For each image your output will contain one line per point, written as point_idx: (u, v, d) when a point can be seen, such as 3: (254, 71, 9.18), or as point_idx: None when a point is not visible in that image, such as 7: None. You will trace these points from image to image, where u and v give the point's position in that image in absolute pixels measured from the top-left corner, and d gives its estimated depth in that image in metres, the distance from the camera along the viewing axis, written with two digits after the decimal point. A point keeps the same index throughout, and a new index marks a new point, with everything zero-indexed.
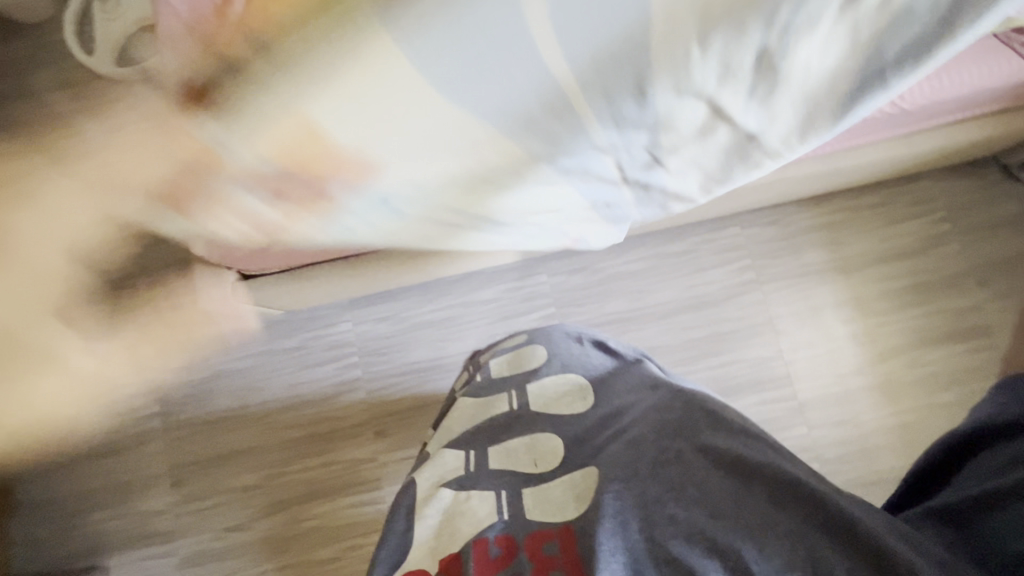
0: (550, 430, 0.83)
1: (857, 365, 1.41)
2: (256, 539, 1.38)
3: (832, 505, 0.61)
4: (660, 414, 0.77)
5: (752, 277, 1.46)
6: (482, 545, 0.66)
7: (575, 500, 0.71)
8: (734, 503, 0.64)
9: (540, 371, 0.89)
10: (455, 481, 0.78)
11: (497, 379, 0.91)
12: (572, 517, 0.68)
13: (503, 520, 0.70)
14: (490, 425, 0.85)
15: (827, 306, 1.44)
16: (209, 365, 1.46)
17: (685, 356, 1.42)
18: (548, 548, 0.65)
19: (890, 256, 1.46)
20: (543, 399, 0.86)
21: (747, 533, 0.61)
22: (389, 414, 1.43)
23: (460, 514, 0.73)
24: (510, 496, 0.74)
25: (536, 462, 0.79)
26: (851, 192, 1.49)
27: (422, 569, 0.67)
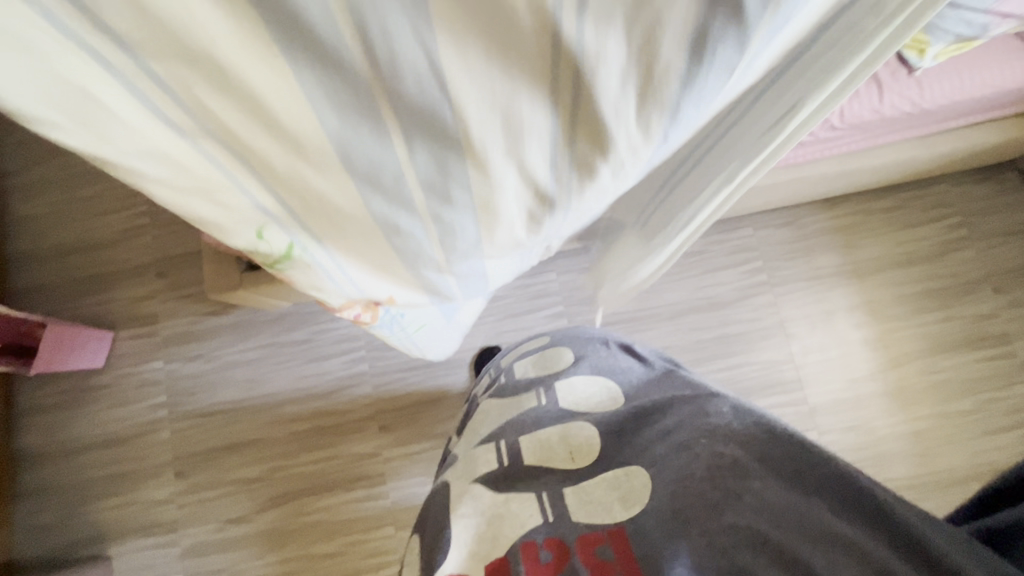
0: (582, 424, 0.81)
1: (870, 370, 1.39)
2: (259, 531, 1.37)
3: (896, 519, 0.61)
4: (706, 415, 0.74)
5: (764, 279, 1.44)
6: (531, 549, 0.64)
7: (622, 500, 0.70)
8: (794, 510, 0.63)
9: (568, 371, 0.90)
10: (489, 478, 0.76)
11: (525, 380, 0.92)
12: (623, 518, 0.67)
13: (548, 522, 0.68)
14: (523, 420, 0.84)
15: (841, 310, 1.42)
16: (216, 356, 1.45)
17: (695, 358, 1.41)
18: (602, 551, 0.63)
19: (905, 260, 1.44)
20: (574, 396, 0.86)
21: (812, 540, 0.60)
22: (395, 409, 1.43)
23: (500, 519, 0.70)
24: (551, 497, 0.72)
25: (573, 457, 0.78)
26: (867, 195, 1.47)
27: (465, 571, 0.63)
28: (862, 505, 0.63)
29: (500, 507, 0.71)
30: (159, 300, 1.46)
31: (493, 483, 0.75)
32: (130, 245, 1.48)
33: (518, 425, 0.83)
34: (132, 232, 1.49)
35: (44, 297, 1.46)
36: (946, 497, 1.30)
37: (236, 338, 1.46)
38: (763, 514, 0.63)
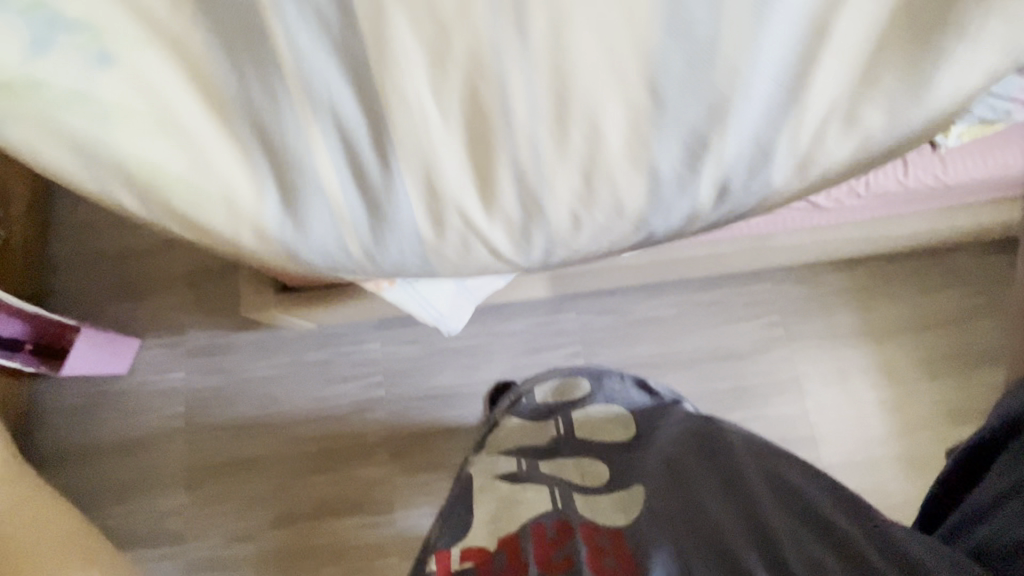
0: (595, 455, 0.81)
1: (884, 433, 1.39)
2: (262, 550, 1.37)
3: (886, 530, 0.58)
4: (693, 437, 0.78)
5: (781, 333, 1.46)
6: (540, 527, 0.65)
7: (623, 508, 0.67)
8: (785, 518, 0.61)
9: (587, 400, 0.92)
10: (509, 479, 0.77)
11: (545, 407, 0.94)
12: (623, 523, 0.64)
13: (557, 508, 0.68)
14: (540, 444, 0.85)
15: (856, 369, 1.43)
16: (237, 371, 1.48)
17: (708, 408, 1.41)
18: (601, 540, 0.61)
19: (921, 325, 1.46)
20: (589, 425, 0.87)
21: (796, 540, 0.57)
22: (408, 436, 1.44)
23: (517, 504, 0.71)
24: (563, 492, 0.72)
25: (582, 476, 0.76)
26: (885, 258, 1.50)
27: (481, 547, 0.66)
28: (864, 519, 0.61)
29: (515, 494, 0.73)
30: (187, 311, 1.50)
31: (511, 479, 0.77)
32: (164, 256, 1.53)
33: (537, 452, 0.84)
34: (168, 243, 1.54)
35: (77, 301, 1.50)
36: None
37: (257, 354, 1.49)
38: (755, 516, 0.61)
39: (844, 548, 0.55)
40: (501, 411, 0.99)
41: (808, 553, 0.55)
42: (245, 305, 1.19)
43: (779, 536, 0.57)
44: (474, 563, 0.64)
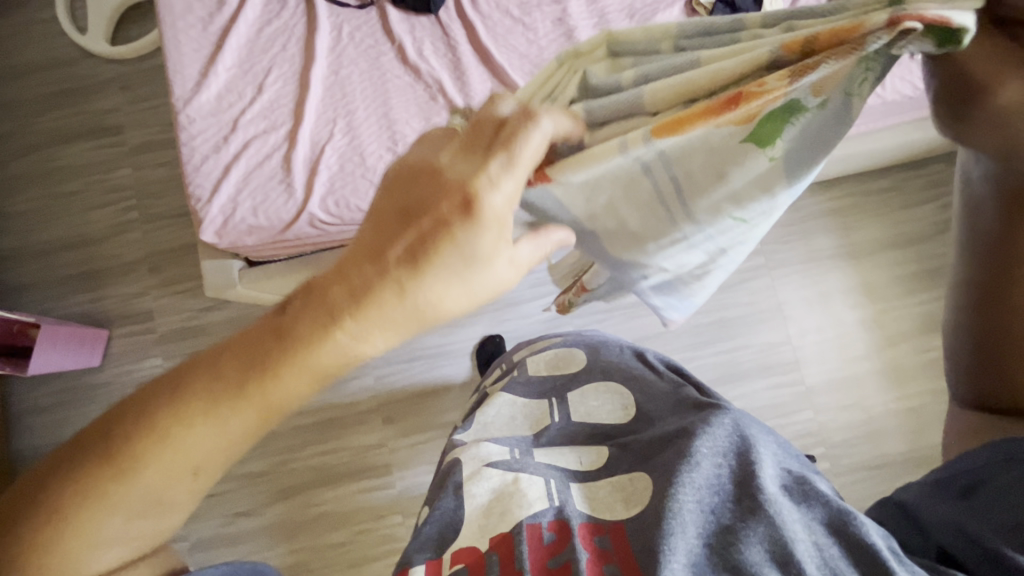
0: (594, 437, 0.80)
1: (865, 350, 1.41)
2: (266, 524, 1.39)
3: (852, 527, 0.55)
4: (705, 434, 0.67)
5: (761, 262, 1.45)
6: (536, 529, 0.62)
7: (624, 500, 0.68)
8: (801, 517, 0.57)
9: (584, 375, 0.87)
10: (501, 463, 0.75)
11: (537, 379, 0.88)
12: (623, 517, 0.65)
13: (553, 504, 0.67)
14: (533, 434, 0.82)
15: (836, 291, 1.44)
16: None
17: (692, 343, 1.43)
18: (601, 541, 0.62)
19: (898, 241, 1.46)
20: (586, 407, 0.83)
21: (817, 546, 0.54)
22: (397, 400, 1.43)
23: (510, 494, 0.69)
24: (559, 485, 0.71)
25: (581, 460, 0.77)
26: (862, 176, 1.48)
27: (474, 547, 0.65)
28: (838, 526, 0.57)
29: (509, 484, 0.70)
30: (154, 296, 1.47)
31: (504, 467, 0.73)
32: (122, 240, 1.49)
33: (534, 440, 0.81)
34: (123, 226, 1.50)
35: (37, 294, 1.47)
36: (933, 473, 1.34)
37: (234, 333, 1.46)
38: (773, 520, 0.55)
39: (865, 557, 0.53)
40: (495, 381, 0.96)
41: (828, 565, 0.53)
42: (205, 285, 1.13)
43: (802, 549, 0.53)
44: (466, 564, 0.63)
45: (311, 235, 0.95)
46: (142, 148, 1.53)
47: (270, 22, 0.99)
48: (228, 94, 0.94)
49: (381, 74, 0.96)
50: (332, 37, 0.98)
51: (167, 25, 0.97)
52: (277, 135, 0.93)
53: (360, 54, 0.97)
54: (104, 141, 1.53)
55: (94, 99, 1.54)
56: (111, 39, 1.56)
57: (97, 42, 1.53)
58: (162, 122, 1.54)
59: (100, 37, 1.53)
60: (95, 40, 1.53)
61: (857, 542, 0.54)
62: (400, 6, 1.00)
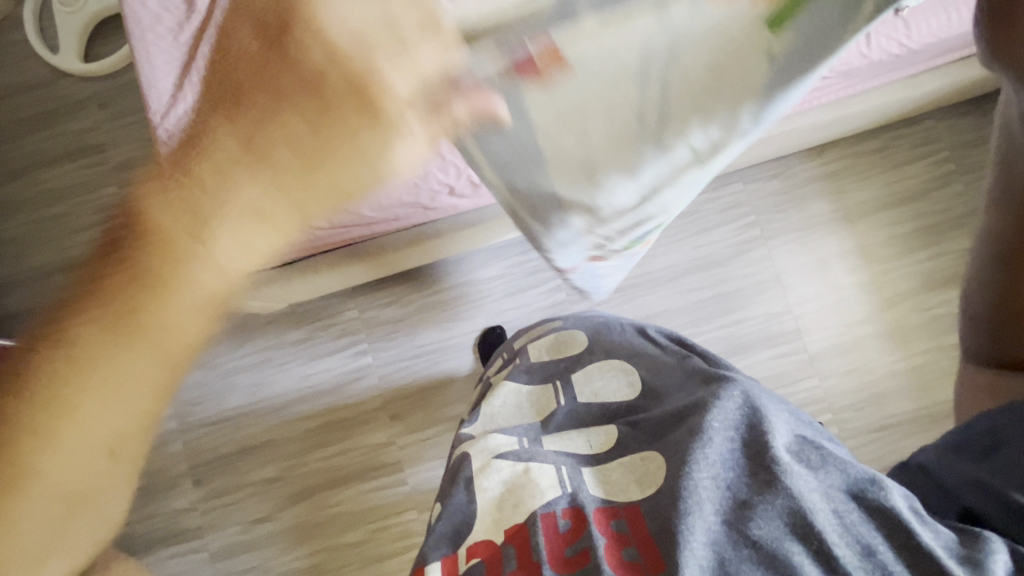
0: (602, 419, 0.80)
1: (866, 313, 1.41)
2: (282, 528, 1.40)
3: (870, 493, 0.57)
4: (710, 405, 0.66)
5: (756, 233, 1.44)
6: (550, 518, 0.63)
7: (638, 482, 0.67)
8: (818, 485, 0.58)
9: (587, 355, 0.87)
10: (510, 453, 0.75)
11: (540, 365, 0.89)
12: (639, 497, 0.65)
13: (567, 490, 0.67)
14: (540, 420, 0.82)
15: (833, 256, 1.44)
16: (219, 364, 1.45)
17: (693, 319, 1.42)
18: (617, 525, 0.62)
19: (893, 201, 1.45)
20: (592, 388, 0.83)
21: (837, 514, 0.56)
22: (403, 398, 1.44)
23: (522, 486, 0.69)
24: (571, 471, 0.70)
25: (591, 444, 0.76)
26: (853, 138, 1.46)
27: (489, 539, 0.66)
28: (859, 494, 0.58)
29: (520, 476, 0.70)
30: None
31: (513, 457, 0.73)
32: None
33: (542, 425, 0.81)
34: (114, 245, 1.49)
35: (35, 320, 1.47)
36: (940, 429, 1.35)
37: (235, 344, 1.46)
38: (791, 492, 0.56)
39: (886, 520, 0.55)
40: (497, 370, 0.96)
41: (850, 531, 0.55)
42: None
43: (822, 519, 0.54)
44: (481, 558, 0.64)
45: (303, 239, 0.95)
46: (126, 165, 1.52)
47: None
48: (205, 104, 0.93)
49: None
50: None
51: (138, 39, 0.96)
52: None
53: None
54: (87, 161, 1.52)
55: (75, 119, 1.52)
56: (83, 56, 1.53)
57: (72, 61, 1.51)
58: (142, 137, 1.52)
59: (74, 55, 1.51)
60: (70, 59, 1.51)
61: (876, 508, 0.56)
62: None
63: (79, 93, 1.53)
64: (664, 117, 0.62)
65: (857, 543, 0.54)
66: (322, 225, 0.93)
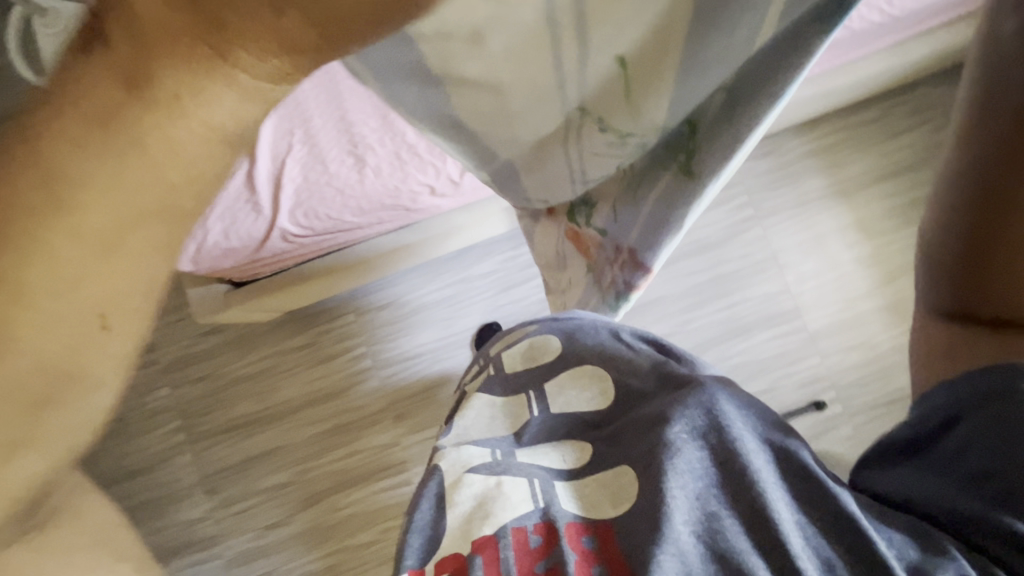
0: (572, 432, 0.82)
1: (867, 288, 1.39)
2: (295, 533, 1.42)
3: (835, 503, 0.59)
4: (683, 410, 0.66)
5: (751, 213, 1.42)
6: (521, 533, 0.65)
7: (612, 498, 0.69)
8: (785, 496, 0.60)
9: (561, 365, 0.87)
10: (481, 466, 0.76)
11: (514, 375, 0.90)
12: (612, 515, 0.67)
13: (540, 505, 0.68)
14: (513, 433, 0.83)
15: (831, 232, 1.41)
16: (222, 375, 1.47)
17: (691, 304, 1.41)
18: (587, 543, 0.64)
19: (890, 172, 1.42)
20: (564, 397, 0.85)
21: (800, 527, 0.58)
22: (405, 398, 1.44)
23: (492, 499, 0.70)
24: (543, 484, 0.72)
25: (563, 458, 0.78)
26: (846, 110, 1.43)
27: (457, 552, 0.66)
28: (824, 500, 0.60)
29: (493, 489, 0.71)
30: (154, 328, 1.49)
31: (484, 470, 0.74)
32: None
33: (515, 436, 0.83)
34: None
35: None
36: None
37: (237, 354, 1.47)
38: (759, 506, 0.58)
39: (845, 532, 0.58)
40: (473, 378, 1.00)
41: (811, 543, 0.57)
42: (195, 313, 1.15)
43: (786, 532, 0.57)
44: (449, 572, 0.64)
45: (288, 246, 0.96)
46: None
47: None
48: None
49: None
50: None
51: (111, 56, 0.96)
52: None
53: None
54: None
55: None
56: None
57: None
58: None
59: None
60: None
61: (840, 517, 0.58)
62: None
63: None
64: (621, 105, 0.45)
65: (816, 555, 0.56)
66: (306, 231, 0.95)
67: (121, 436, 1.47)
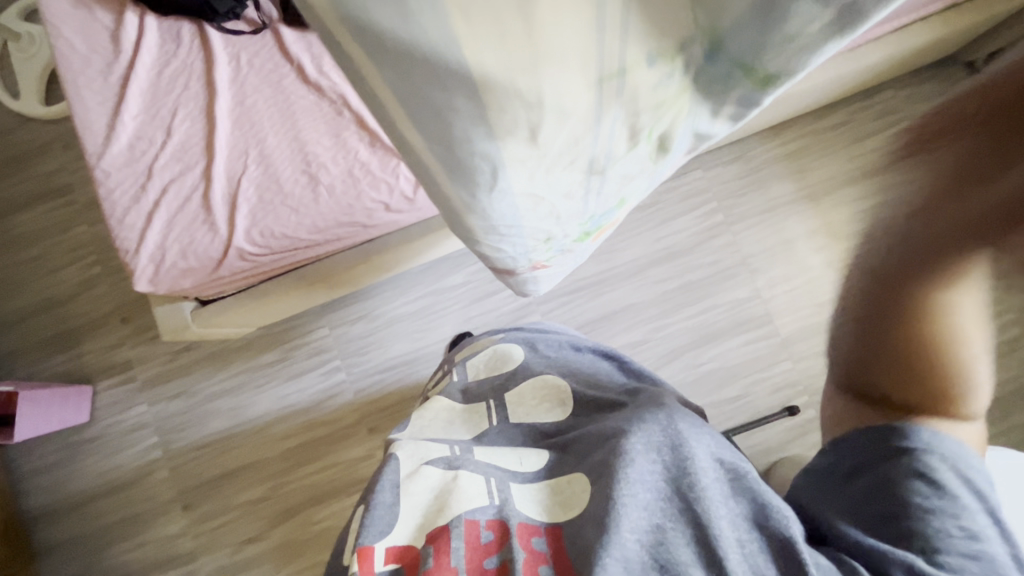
0: (529, 439, 0.83)
1: (836, 291, 1.39)
2: (271, 548, 1.42)
3: (774, 522, 0.63)
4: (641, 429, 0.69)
5: (720, 219, 1.43)
6: (473, 527, 0.66)
7: (561, 504, 0.72)
8: (730, 513, 0.64)
9: (518, 373, 0.88)
10: (440, 460, 0.76)
11: (475, 382, 0.90)
12: (561, 519, 0.70)
13: (494, 502, 0.69)
14: (473, 435, 0.84)
15: (800, 237, 1.41)
16: (197, 391, 1.48)
17: (661, 311, 1.42)
18: (538, 543, 0.67)
19: (858, 175, 1.42)
20: (524, 408, 0.86)
21: (741, 543, 0.62)
22: (380, 411, 1.45)
23: (448, 493, 0.71)
24: (498, 482, 0.73)
25: (520, 460, 0.79)
26: (812, 115, 1.44)
27: (411, 546, 0.68)
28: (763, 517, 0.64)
29: (448, 483, 0.72)
30: (130, 345, 1.50)
31: (443, 464, 0.75)
32: (91, 295, 1.52)
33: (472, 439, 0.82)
34: (89, 283, 1.52)
35: (20, 361, 1.51)
36: None
37: (211, 370, 1.48)
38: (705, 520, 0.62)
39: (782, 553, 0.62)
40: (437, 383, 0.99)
41: (748, 560, 0.61)
42: (160, 330, 1.15)
43: (728, 548, 0.61)
44: (402, 563, 0.66)
45: (246, 266, 0.96)
46: (94, 204, 1.55)
47: (170, 64, 0.99)
48: (138, 142, 0.94)
49: (284, 97, 0.96)
50: (232, 69, 0.98)
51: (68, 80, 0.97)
52: (192, 175, 0.93)
53: (264, 81, 0.97)
54: (56, 203, 1.55)
55: (41, 161, 1.56)
56: (45, 100, 1.57)
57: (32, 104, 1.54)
58: None
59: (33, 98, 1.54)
60: (30, 102, 1.54)
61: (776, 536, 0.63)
62: (292, 24, 0.98)
63: (44, 136, 1.56)
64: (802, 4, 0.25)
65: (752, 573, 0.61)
66: (262, 249, 0.94)
67: (98, 454, 1.48)
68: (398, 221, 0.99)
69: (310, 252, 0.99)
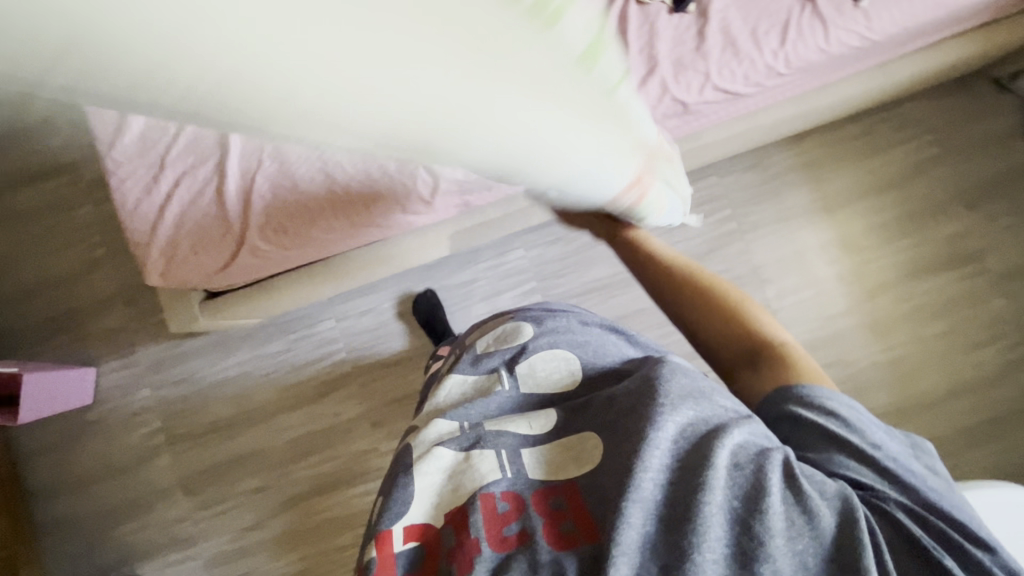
0: (541, 407, 0.80)
1: (845, 306, 1.39)
2: (273, 535, 1.44)
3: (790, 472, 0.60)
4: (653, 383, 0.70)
5: (733, 227, 1.41)
6: (489, 501, 0.66)
7: (575, 461, 0.71)
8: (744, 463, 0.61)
9: (533, 345, 0.83)
10: (453, 441, 0.75)
11: (483, 358, 0.86)
12: (574, 475, 0.70)
13: (506, 475, 0.70)
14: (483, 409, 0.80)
15: (812, 248, 1.40)
16: (202, 377, 1.48)
17: (669, 317, 1.42)
18: (555, 503, 0.67)
19: (875, 188, 1.41)
20: (534, 378, 0.82)
21: (764, 492, 0.59)
22: (385, 405, 1.45)
23: (462, 472, 0.71)
24: (510, 453, 0.72)
25: (530, 425, 0.76)
26: (832, 125, 1.42)
27: (428, 522, 0.69)
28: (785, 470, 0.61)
29: (461, 462, 0.72)
30: (134, 330, 1.49)
31: (456, 446, 0.73)
32: (95, 277, 1.50)
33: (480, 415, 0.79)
34: (92, 265, 1.51)
35: (21, 340, 1.50)
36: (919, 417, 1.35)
37: (216, 357, 1.48)
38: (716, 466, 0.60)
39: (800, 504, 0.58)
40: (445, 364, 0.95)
41: (763, 515, 0.57)
42: (173, 325, 1.16)
43: (733, 501, 0.59)
44: (422, 543, 0.67)
45: (257, 263, 0.95)
46: (99, 185, 1.53)
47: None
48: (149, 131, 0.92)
49: None
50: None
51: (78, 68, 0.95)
52: (205, 170, 0.92)
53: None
54: (60, 180, 1.52)
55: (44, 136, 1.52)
56: None
57: None
58: None
59: None
60: None
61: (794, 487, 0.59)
62: None
63: None
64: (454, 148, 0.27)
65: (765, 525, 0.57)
66: (274, 245, 0.93)
67: (100, 436, 1.48)
68: (415, 221, 0.99)
69: (320, 251, 0.97)
